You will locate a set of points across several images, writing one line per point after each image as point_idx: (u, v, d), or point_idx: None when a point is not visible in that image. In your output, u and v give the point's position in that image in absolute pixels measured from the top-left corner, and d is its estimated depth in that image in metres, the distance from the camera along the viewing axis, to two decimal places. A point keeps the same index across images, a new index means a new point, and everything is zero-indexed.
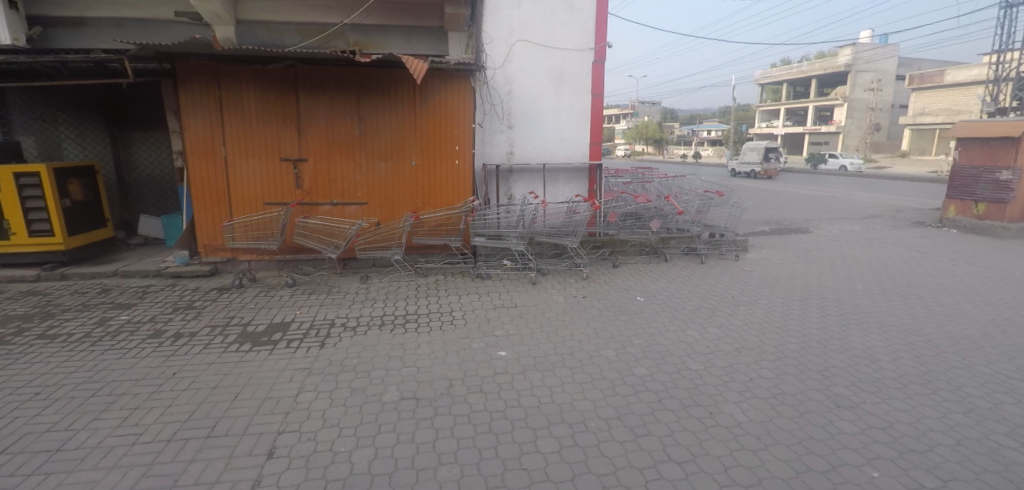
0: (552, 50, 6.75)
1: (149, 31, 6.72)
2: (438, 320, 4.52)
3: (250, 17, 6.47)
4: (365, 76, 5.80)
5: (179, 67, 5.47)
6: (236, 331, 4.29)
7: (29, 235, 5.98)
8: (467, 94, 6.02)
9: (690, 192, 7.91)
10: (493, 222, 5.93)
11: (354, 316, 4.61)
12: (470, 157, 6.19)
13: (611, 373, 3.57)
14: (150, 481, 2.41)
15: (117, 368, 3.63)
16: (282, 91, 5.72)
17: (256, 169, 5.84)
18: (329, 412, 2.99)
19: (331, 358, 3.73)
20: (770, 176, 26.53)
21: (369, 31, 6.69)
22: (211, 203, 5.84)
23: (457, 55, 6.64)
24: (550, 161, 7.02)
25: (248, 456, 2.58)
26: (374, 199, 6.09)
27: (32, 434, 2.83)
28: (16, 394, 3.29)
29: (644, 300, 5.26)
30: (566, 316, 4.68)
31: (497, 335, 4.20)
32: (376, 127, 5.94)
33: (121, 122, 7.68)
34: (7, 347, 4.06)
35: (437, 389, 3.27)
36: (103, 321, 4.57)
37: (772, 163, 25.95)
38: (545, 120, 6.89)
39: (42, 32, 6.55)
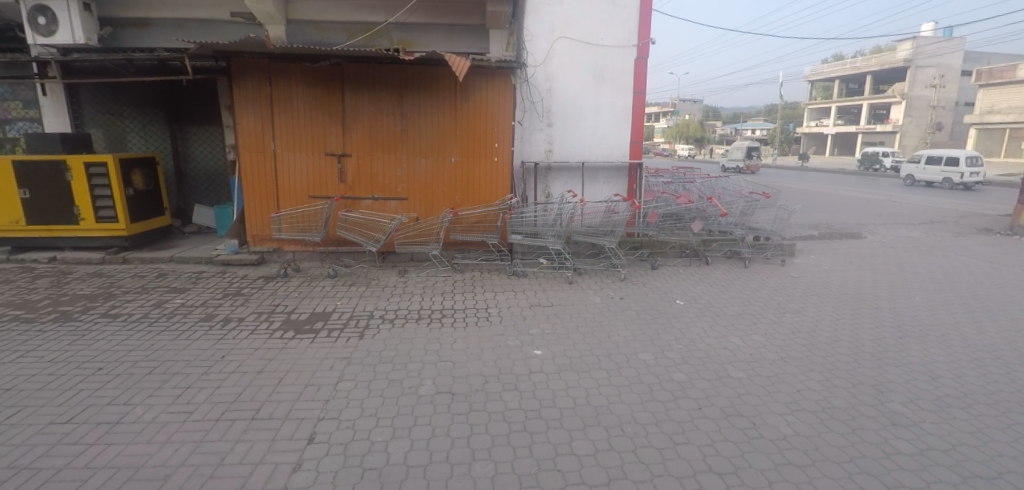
0: (594, 48, 6.65)
1: (207, 30, 7.05)
2: (473, 316, 4.55)
3: (301, 17, 6.70)
4: (408, 73, 5.89)
5: (234, 65, 5.71)
6: (281, 318, 4.46)
7: (96, 220, 6.41)
8: (508, 92, 6.02)
9: (734, 193, 7.66)
10: (531, 220, 5.92)
11: (392, 308, 4.71)
12: (509, 154, 6.19)
13: (650, 377, 3.50)
14: (199, 457, 2.53)
15: (171, 348, 3.84)
16: (329, 87, 5.88)
17: (303, 164, 6.03)
18: (368, 401, 3.06)
19: (370, 349, 3.81)
20: (752, 171, 29.69)
21: (412, 30, 6.82)
22: (261, 195, 6.08)
23: (497, 53, 6.70)
24: (590, 159, 6.93)
25: (290, 439, 2.67)
26: (414, 194, 6.18)
27: (95, 406, 3.04)
28: (82, 368, 3.53)
29: (684, 303, 5.13)
30: (602, 317, 4.62)
31: (533, 333, 4.18)
32: (418, 124, 6.03)
33: (180, 117, 8.10)
34: (75, 324, 4.37)
35: (473, 384, 3.29)
36: (160, 304, 4.84)
37: (754, 161, 28.98)
38: (585, 118, 6.81)
39: (112, 32, 7.00)
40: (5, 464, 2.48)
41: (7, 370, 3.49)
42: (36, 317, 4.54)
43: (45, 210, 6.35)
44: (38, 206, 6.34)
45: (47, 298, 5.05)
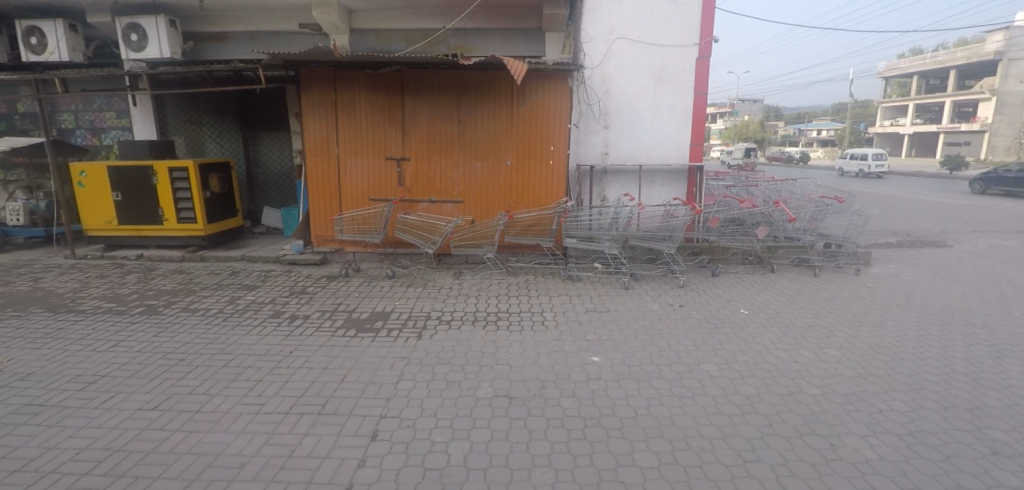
0: (652, 48, 6.48)
1: (277, 42, 7.45)
2: (529, 319, 4.52)
3: (363, 26, 6.97)
4: (466, 78, 5.97)
5: (302, 73, 6.01)
6: (343, 316, 4.62)
7: (177, 221, 6.91)
8: (565, 95, 5.96)
9: (802, 197, 7.22)
10: (586, 224, 5.84)
11: (449, 310, 4.77)
12: (564, 157, 6.13)
13: (713, 389, 3.34)
14: (271, 448, 2.64)
15: (244, 342, 4.06)
16: (389, 94, 6.06)
17: (364, 168, 6.24)
18: (427, 401, 3.09)
19: (427, 349, 3.87)
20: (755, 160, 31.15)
21: (469, 35, 6.90)
22: (324, 198, 6.35)
23: (553, 56, 6.67)
24: (647, 162, 6.75)
25: (354, 436, 2.74)
26: (470, 197, 6.25)
27: (177, 394, 3.25)
28: (166, 358, 3.80)
29: (749, 312, 4.87)
30: (662, 325, 4.46)
31: (590, 339, 4.10)
32: (474, 128, 6.09)
33: (252, 124, 8.61)
34: (159, 316, 4.72)
35: (530, 389, 3.26)
36: (233, 300, 5.15)
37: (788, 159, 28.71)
38: (642, 120, 6.65)
39: (194, 46, 7.55)
40: (102, 445, 2.71)
41: (102, 358, 3.81)
42: (127, 309, 4.95)
43: (134, 211, 6.92)
44: (129, 207, 6.92)
45: (136, 292, 5.49)
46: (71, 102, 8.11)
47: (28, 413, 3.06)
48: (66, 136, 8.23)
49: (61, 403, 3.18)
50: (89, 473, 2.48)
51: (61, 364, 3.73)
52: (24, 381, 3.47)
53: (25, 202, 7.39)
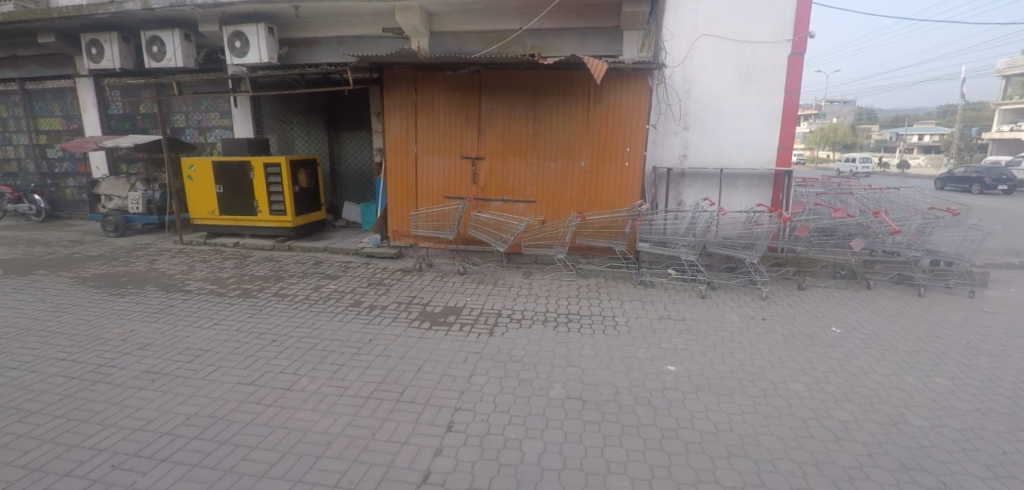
0: (740, 45, 6.14)
1: (362, 46, 7.81)
2: (600, 323, 4.43)
3: (442, 29, 7.19)
4: (544, 78, 5.96)
5: (387, 75, 6.29)
6: (418, 309, 4.78)
7: (270, 212, 7.47)
8: (645, 95, 5.80)
9: (906, 209, 6.54)
10: (660, 228, 5.64)
11: (519, 308, 4.79)
12: (641, 159, 5.98)
13: (803, 410, 3.10)
14: (355, 430, 2.78)
15: (328, 328, 4.31)
16: (467, 94, 6.19)
17: (440, 166, 6.43)
18: (500, 397, 3.12)
19: (499, 346, 3.90)
20: None
21: (546, 35, 6.91)
22: (402, 194, 6.62)
23: (632, 55, 6.50)
24: (729, 166, 6.41)
25: (431, 425, 2.82)
26: (542, 197, 6.25)
27: (271, 372, 3.51)
28: (260, 338, 4.11)
29: (842, 331, 4.48)
30: (743, 338, 4.21)
31: (665, 348, 3.96)
32: (549, 128, 6.08)
33: (337, 123, 9.14)
34: (254, 300, 5.12)
35: (604, 393, 3.20)
36: (317, 288, 5.48)
37: None
38: (725, 121, 6.33)
39: (289, 51, 8.13)
40: (207, 413, 2.98)
41: (206, 335, 4.20)
42: (226, 291, 5.42)
43: (233, 203, 7.57)
44: (228, 199, 7.57)
45: (234, 276, 5.99)
46: (184, 104, 9.02)
47: (147, 379, 3.43)
48: (179, 134, 9.17)
49: (174, 371, 3.54)
50: (198, 437, 2.74)
51: (173, 337, 4.15)
52: (144, 350, 3.89)
53: (143, 193, 8.29)
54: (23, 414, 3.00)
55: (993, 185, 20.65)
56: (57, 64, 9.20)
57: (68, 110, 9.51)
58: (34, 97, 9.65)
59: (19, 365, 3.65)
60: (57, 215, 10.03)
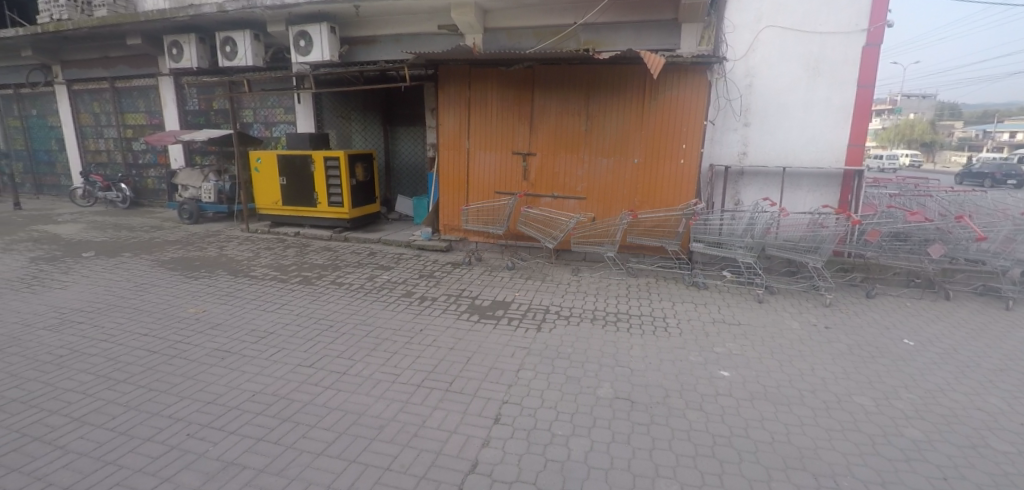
0: (809, 36, 5.80)
1: (418, 43, 7.99)
2: (650, 324, 4.34)
3: (497, 25, 7.25)
4: (598, 72, 5.87)
5: (442, 72, 6.42)
6: (467, 302, 4.86)
7: (328, 204, 7.81)
8: (704, 90, 5.60)
9: (996, 213, 5.97)
10: (716, 228, 5.43)
11: (567, 305, 4.77)
12: (698, 156, 5.79)
13: (869, 426, 2.92)
14: (406, 416, 2.88)
15: (381, 317, 4.48)
16: (520, 90, 6.20)
17: (491, 161, 6.50)
18: (547, 393, 3.13)
19: (547, 342, 3.91)
20: None
21: (600, 30, 6.81)
22: (454, 189, 6.76)
23: (690, 48, 6.35)
24: (793, 165, 6.09)
25: (479, 416, 2.87)
26: (593, 194, 6.20)
27: (328, 356, 3.68)
28: (318, 323, 4.33)
29: (916, 344, 4.17)
30: (803, 346, 4.01)
31: (718, 352, 3.83)
32: (603, 124, 5.99)
33: (392, 118, 9.41)
34: (313, 287, 5.38)
35: (653, 395, 3.14)
36: (372, 278, 5.69)
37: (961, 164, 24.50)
38: (789, 117, 6.02)
39: (349, 49, 8.44)
40: (271, 391, 3.17)
41: (270, 318, 4.46)
42: (287, 278, 5.73)
43: (295, 194, 7.97)
44: (291, 191, 7.98)
45: (295, 264, 6.32)
46: (252, 100, 9.57)
47: (218, 357, 3.69)
48: (247, 129, 9.75)
49: (242, 351, 3.79)
50: (263, 413, 2.92)
51: (240, 319, 4.44)
52: (215, 329, 4.19)
53: (215, 184, 8.88)
54: (111, 383, 3.31)
55: (1004, 180, 24.01)
56: (143, 64, 9.99)
57: (151, 107, 10.32)
58: (123, 94, 10.54)
59: (108, 338, 4.03)
60: (140, 202, 10.94)
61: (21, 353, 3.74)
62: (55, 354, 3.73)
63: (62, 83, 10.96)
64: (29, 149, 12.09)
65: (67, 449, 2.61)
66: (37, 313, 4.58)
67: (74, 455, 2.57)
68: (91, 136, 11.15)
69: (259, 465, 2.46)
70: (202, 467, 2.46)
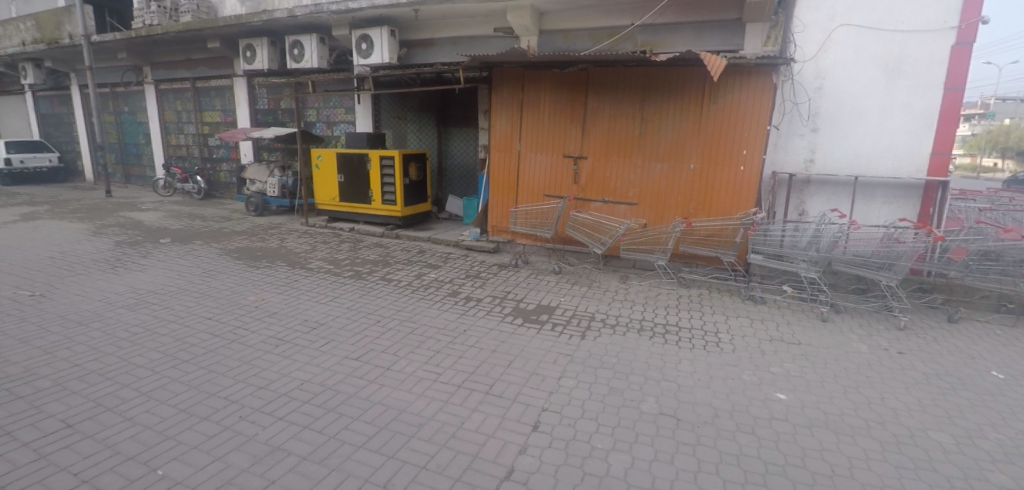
0: (889, 36, 5.37)
1: (473, 45, 8.03)
2: (701, 338, 4.14)
3: (552, 27, 7.21)
4: (655, 75, 5.69)
5: (496, 74, 6.45)
6: (512, 305, 4.84)
7: (382, 202, 8.04)
8: (768, 94, 5.30)
9: None
10: (777, 240, 5.13)
11: (614, 314, 4.64)
12: (759, 163, 5.49)
13: (946, 467, 2.63)
14: (445, 416, 2.88)
15: (427, 314, 4.54)
16: (573, 92, 6.12)
17: (542, 164, 6.46)
18: (588, 403, 3.05)
19: (591, 350, 3.82)
20: None
21: (659, 31, 6.62)
22: (504, 190, 6.78)
23: (754, 50, 6.06)
24: (866, 174, 5.65)
25: (518, 422, 2.84)
26: (645, 200, 6.02)
27: (374, 350, 3.77)
28: (366, 318, 4.44)
29: (1006, 378, 3.74)
30: (871, 371, 3.70)
31: (774, 373, 3.60)
32: (658, 128, 5.81)
33: (446, 119, 9.54)
34: (363, 282, 5.54)
35: (701, 414, 2.99)
36: (420, 276, 5.78)
37: None
38: (863, 123, 5.59)
39: (407, 52, 8.66)
40: (318, 382, 3.27)
41: (323, 310, 4.63)
42: (341, 272, 5.94)
43: (352, 191, 8.26)
44: (348, 187, 8.27)
45: (348, 259, 6.54)
46: (316, 100, 10.03)
47: (272, 344, 3.86)
48: (311, 128, 10.21)
49: (294, 340, 3.95)
50: (309, 402, 3.02)
51: (295, 309, 4.63)
52: (272, 318, 4.40)
53: (280, 179, 9.37)
54: (176, 362, 3.53)
55: None
56: (221, 65, 10.71)
57: (226, 105, 11.04)
58: (202, 94, 11.33)
59: (177, 319, 4.32)
60: (213, 194, 11.73)
61: (101, 329, 4.07)
62: (130, 331, 4.04)
63: (150, 82, 11.94)
64: (121, 143, 13.26)
65: (133, 421, 2.81)
66: (118, 292, 4.98)
67: (139, 427, 2.76)
68: (173, 131, 12.07)
69: (302, 453, 2.54)
70: (251, 449, 2.57)
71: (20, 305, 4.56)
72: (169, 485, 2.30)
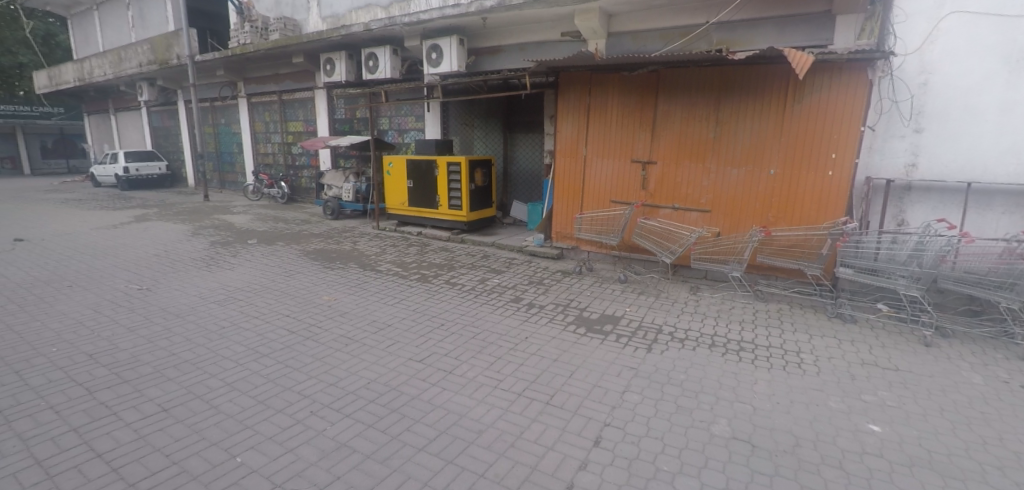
0: (1013, 22, 4.70)
1: (542, 51, 8.04)
2: (780, 358, 3.82)
3: (621, 29, 7.06)
4: (732, 74, 5.37)
5: (564, 78, 6.39)
6: (575, 313, 4.74)
7: (448, 207, 8.23)
8: (863, 91, 4.83)
9: None
10: (870, 253, 4.65)
11: (683, 327, 4.40)
12: (850, 167, 5.02)
13: None
14: (505, 424, 2.85)
15: (489, 320, 4.55)
16: (643, 95, 5.92)
17: (608, 169, 6.31)
18: (654, 421, 2.90)
19: (657, 365, 3.64)
20: None
21: (736, 28, 6.27)
22: (569, 196, 6.69)
23: (846, 43, 5.57)
24: (982, 180, 4.98)
25: (578, 436, 2.74)
26: (719, 207, 5.70)
27: (436, 354, 3.82)
28: (431, 321, 4.53)
29: None
30: (987, 407, 3.22)
31: (867, 401, 3.23)
32: (734, 130, 5.47)
33: (512, 126, 9.62)
34: (428, 285, 5.67)
35: (779, 442, 2.74)
36: (483, 281, 5.83)
37: None
38: (979, 121, 4.93)
39: (476, 60, 8.84)
40: (384, 382, 3.36)
41: (390, 312, 4.77)
42: (407, 274, 6.13)
43: (420, 197, 8.52)
44: (417, 193, 8.54)
45: (415, 262, 6.74)
46: (389, 109, 10.47)
47: (342, 343, 4.03)
48: (383, 136, 10.68)
49: (363, 339, 4.10)
50: (374, 402, 3.10)
51: (364, 310, 4.82)
52: (343, 317, 4.60)
53: (354, 184, 9.88)
54: (257, 356, 3.78)
55: None
56: (304, 79, 11.49)
57: (308, 116, 11.82)
58: (287, 106, 12.21)
59: (259, 316, 4.63)
60: (295, 199, 12.58)
61: (195, 321, 4.46)
62: (219, 325, 4.39)
63: (244, 96, 13.06)
64: (218, 152, 14.59)
65: (218, 409, 3.03)
66: (210, 288, 5.45)
67: (222, 415, 2.96)
68: (262, 141, 13.10)
69: (366, 451, 2.60)
70: (319, 444, 2.67)
71: (130, 297, 5.11)
72: (245, 472, 2.44)
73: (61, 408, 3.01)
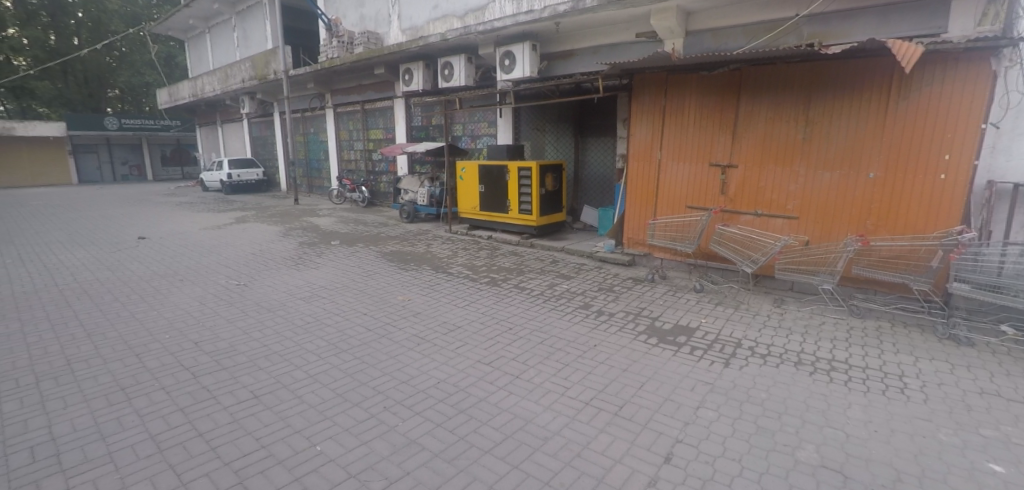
0: None
1: (616, 53, 7.89)
2: (880, 382, 3.45)
3: (700, 27, 6.79)
4: (825, 70, 4.96)
5: (638, 81, 6.23)
6: (646, 322, 4.59)
7: (518, 212, 8.29)
8: (984, 84, 4.27)
9: None
10: (992, 267, 4.12)
11: (765, 343, 4.11)
12: (968, 169, 4.45)
13: None
14: (571, 432, 2.82)
15: (557, 326, 4.52)
16: (723, 95, 5.63)
17: (684, 173, 6.07)
18: (731, 442, 2.72)
19: (735, 381, 3.43)
20: None
21: (831, 20, 5.78)
22: (642, 201, 6.51)
23: (963, 30, 4.92)
24: None
25: (648, 451, 2.64)
26: (808, 213, 5.29)
27: (504, 357, 3.86)
28: (500, 324, 4.58)
29: None
30: None
31: (989, 436, 2.83)
32: (827, 130, 5.05)
33: (584, 130, 9.53)
34: (498, 288, 5.76)
35: (877, 475, 2.47)
36: (552, 286, 5.81)
37: None
38: None
39: (548, 65, 8.86)
40: (453, 382, 3.44)
41: (460, 313, 4.89)
42: (477, 277, 6.25)
43: (491, 201, 8.67)
44: (488, 197, 8.69)
45: (484, 265, 6.86)
46: (463, 116, 10.77)
47: (415, 342, 4.19)
48: (457, 141, 11.00)
49: (434, 340, 4.23)
50: (443, 401, 3.19)
51: (436, 311, 4.98)
52: (416, 317, 4.79)
53: (429, 189, 10.26)
54: (337, 350, 4.03)
55: None
56: (384, 89, 12.12)
57: (387, 124, 12.45)
58: (369, 114, 12.95)
59: (340, 313, 4.94)
60: (374, 202, 13.29)
61: (284, 316, 4.84)
62: (305, 320, 4.73)
63: (330, 107, 14.00)
64: (307, 158, 15.77)
65: (302, 399, 3.26)
66: (298, 285, 5.89)
67: (305, 405, 3.18)
68: (346, 148, 13.98)
69: (434, 450, 2.68)
70: (391, 439, 2.79)
71: (230, 291, 5.64)
72: (324, 461, 2.60)
73: (172, 389, 3.38)
